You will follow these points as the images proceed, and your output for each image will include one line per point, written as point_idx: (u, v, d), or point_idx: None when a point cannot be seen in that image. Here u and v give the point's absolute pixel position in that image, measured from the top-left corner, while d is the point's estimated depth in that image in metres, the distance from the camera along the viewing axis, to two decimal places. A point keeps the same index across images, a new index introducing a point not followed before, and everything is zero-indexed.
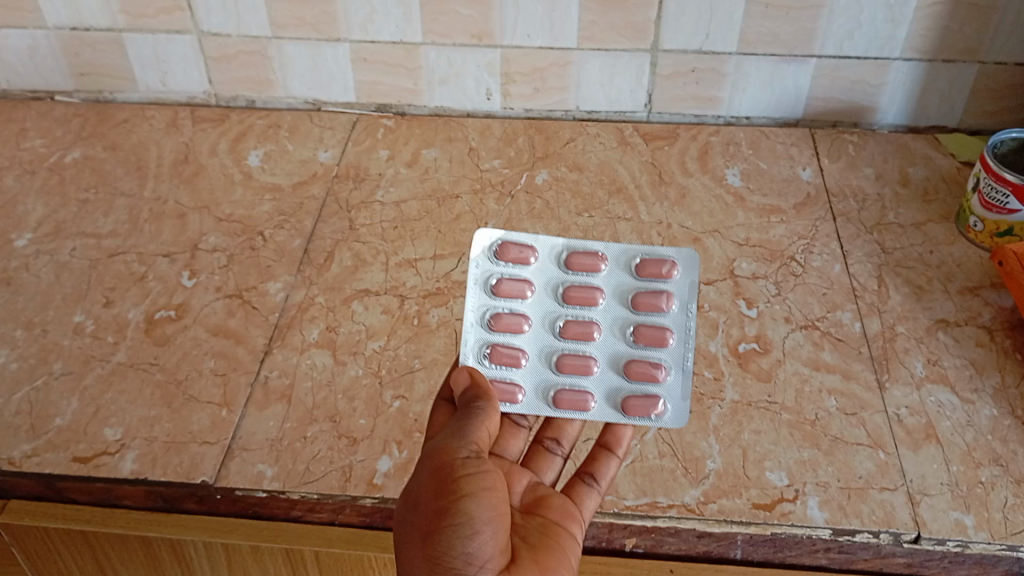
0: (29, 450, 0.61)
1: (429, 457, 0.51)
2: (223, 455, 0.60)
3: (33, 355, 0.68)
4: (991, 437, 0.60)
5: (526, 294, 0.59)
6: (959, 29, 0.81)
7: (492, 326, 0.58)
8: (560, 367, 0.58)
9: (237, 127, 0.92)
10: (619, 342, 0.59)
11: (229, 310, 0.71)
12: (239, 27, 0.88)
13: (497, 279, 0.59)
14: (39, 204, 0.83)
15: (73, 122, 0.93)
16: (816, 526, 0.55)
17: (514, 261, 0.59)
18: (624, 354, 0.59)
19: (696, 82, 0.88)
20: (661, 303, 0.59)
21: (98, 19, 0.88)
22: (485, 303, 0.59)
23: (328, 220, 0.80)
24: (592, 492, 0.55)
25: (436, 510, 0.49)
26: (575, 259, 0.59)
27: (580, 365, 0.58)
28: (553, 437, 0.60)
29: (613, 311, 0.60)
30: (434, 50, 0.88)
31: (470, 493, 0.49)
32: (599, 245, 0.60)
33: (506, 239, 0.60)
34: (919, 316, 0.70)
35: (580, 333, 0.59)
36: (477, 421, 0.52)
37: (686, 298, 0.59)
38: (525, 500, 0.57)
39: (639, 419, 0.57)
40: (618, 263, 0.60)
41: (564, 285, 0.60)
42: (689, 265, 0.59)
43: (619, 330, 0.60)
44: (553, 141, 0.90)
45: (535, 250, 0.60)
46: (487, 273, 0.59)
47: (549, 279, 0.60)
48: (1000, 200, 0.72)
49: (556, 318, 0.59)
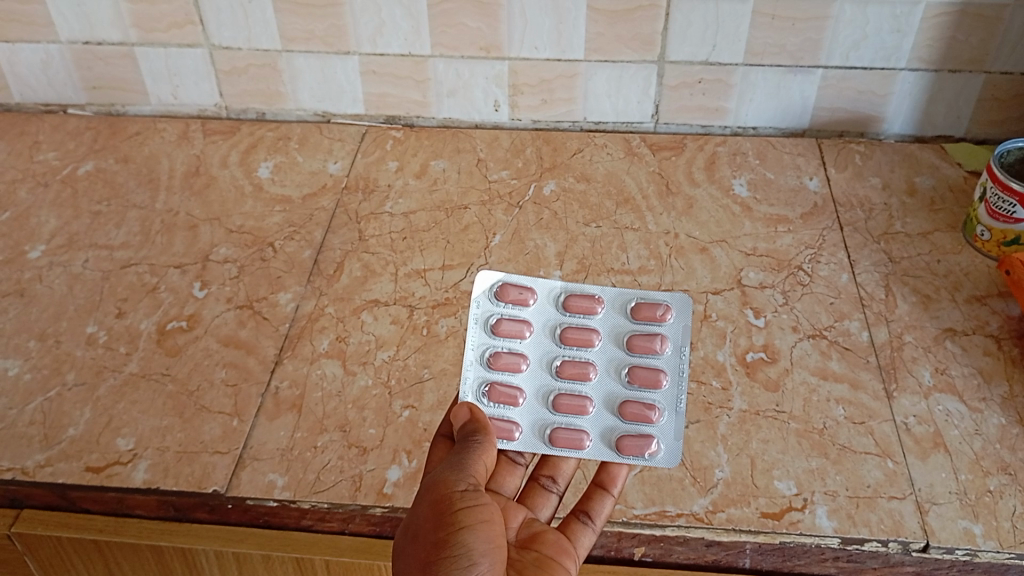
0: (42, 460, 0.61)
1: (428, 490, 0.51)
2: (234, 464, 0.61)
3: (46, 366, 0.68)
4: (1000, 446, 0.60)
5: (524, 333, 0.59)
6: (965, 40, 0.82)
7: (491, 363, 0.59)
8: (556, 405, 0.58)
9: (247, 139, 0.93)
10: (615, 383, 0.60)
11: (240, 320, 0.72)
12: (250, 41, 0.89)
13: (496, 319, 0.60)
14: (52, 216, 0.84)
15: (86, 134, 0.94)
16: (824, 535, 0.55)
17: (513, 302, 0.60)
18: (619, 394, 0.59)
19: (702, 92, 0.88)
20: (655, 345, 0.59)
21: (111, 33, 0.89)
22: (484, 342, 0.60)
23: (337, 231, 0.81)
24: (587, 529, 0.55)
25: (436, 542, 0.49)
26: (572, 301, 0.60)
27: (576, 404, 0.58)
28: (549, 474, 0.59)
29: (609, 352, 0.60)
30: (442, 62, 0.89)
31: (469, 525, 0.49)
32: (596, 287, 0.61)
33: (507, 281, 0.61)
34: (927, 325, 0.70)
35: (576, 373, 0.59)
36: (475, 455, 0.52)
37: (680, 340, 0.60)
38: (521, 535, 0.56)
39: (633, 458, 0.57)
40: (614, 305, 0.61)
41: (561, 326, 0.60)
42: (683, 309, 0.60)
43: (614, 371, 0.60)
44: (561, 152, 0.90)
45: (534, 292, 0.61)
46: (488, 313, 0.60)
47: (547, 320, 0.61)
48: (1007, 209, 0.72)
49: (552, 358, 0.60)
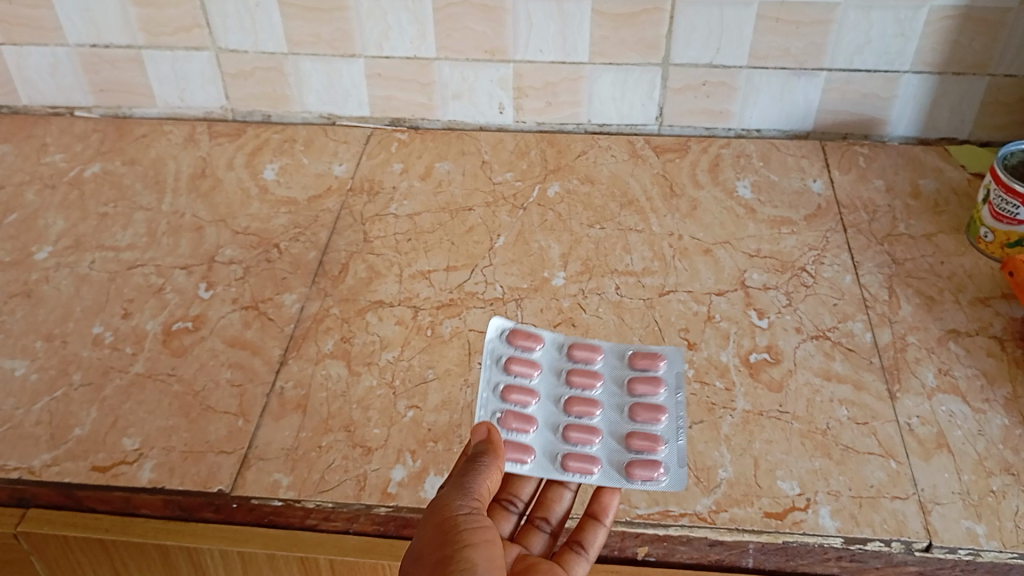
0: (49, 459, 0.62)
1: (432, 511, 0.51)
2: (240, 464, 0.61)
3: (53, 366, 0.69)
4: (1003, 446, 0.60)
5: (533, 370, 0.62)
6: (968, 43, 0.82)
7: (504, 393, 0.61)
8: (566, 433, 0.59)
9: (253, 142, 0.94)
10: (620, 420, 0.61)
11: (246, 321, 0.73)
12: (257, 45, 0.90)
13: (507, 358, 0.63)
14: (59, 218, 0.84)
15: (93, 137, 0.95)
16: (827, 535, 0.55)
17: (522, 345, 0.63)
18: (624, 429, 0.60)
19: (706, 95, 0.89)
20: (657, 385, 0.62)
21: (118, 36, 0.90)
22: (495, 377, 0.62)
23: (342, 233, 0.82)
24: (581, 559, 0.55)
25: (440, 559, 0.49)
26: (575, 347, 0.64)
27: (586, 433, 0.59)
28: (542, 514, 0.59)
29: (612, 393, 0.62)
30: (447, 65, 0.89)
31: (472, 544, 0.50)
32: (597, 340, 0.65)
33: (516, 328, 0.65)
34: (931, 327, 0.70)
35: (583, 408, 0.61)
36: (480, 475, 0.52)
37: (675, 385, 0.63)
38: (514, 567, 0.56)
39: (641, 482, 0.57)
40: (614, 355, 0.64)
41: (567, 368, 0.63)
42: (675, 359, 0.64)
43: (619, 409, 0.61)
44: (565, 154, 0.91)
45: (541, 339, 0.64)
46: (499, 353, 0.63)
47: (553, 364, 0.63)
48: (1010, 211, 0.72)
49: (559, 395, 0.62)
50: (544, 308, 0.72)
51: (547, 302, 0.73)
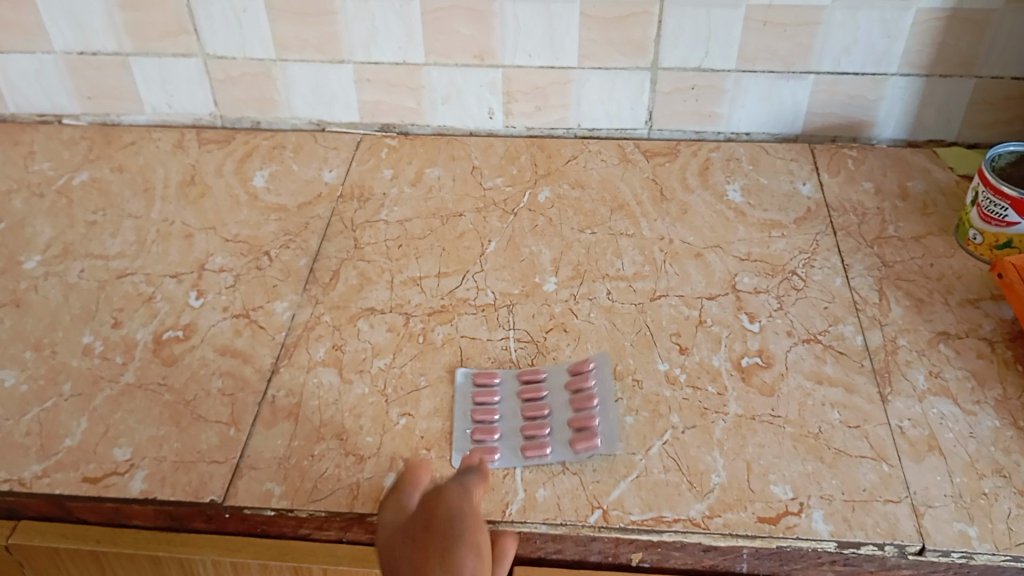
0: (39, 470, 0.61)
1: (432, 497, 0.53)
2: (232, 473, 0.61)
3: (42, 376, 0.68)
4: (994, 448, 0.61)
5: (493, 397, 0.65)
6: (954, 45, 0.82)
7: (468, 419, 0.64)
8: (521, 449, 0.61)
9: (242, 148, 0.94)
10: (565, 413, 0.64)
11: (236, 329, 0.72)
12: (245, 50, 0.89)
13: (470, 393, 0.66)
14: (47, 226, 0.84)
15: (81, 144, 0.94)
16: (821, 539, 0.55)
17: (483, 380, 0.66)
18: (568, 439, 0.62)
19: (695, 99, 0.89)
20: (592, 398, 0.64)
21: (106, 42, 0.90)
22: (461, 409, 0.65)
23: (333, 239, 0.81)
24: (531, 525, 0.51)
25: (443, 531, 0.51)
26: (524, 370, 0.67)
27: (537, 448, 0.61)
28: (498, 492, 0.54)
29: (558, 395, 0.65)
30: (437, 70, 0.89)
31: (474, 522, 0.51)
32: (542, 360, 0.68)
33: (476, 369, 0.68)
34: (921, 329, 0.70)
35: (533, 412, 0.64)
36: (477, 473, 0.55)
37: (604, 374, 0.66)
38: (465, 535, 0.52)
39: (584, 453, 0.60)
40: (557, 365, 0.67)
41: (519, 389, 0.66)
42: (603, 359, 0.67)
43: (565, 423, 0.63)
44: (555, 159, 0.91)
45: (498, 371, 0.67)
46: (463, 391, 0.66)
47: (508, 387, 0.66)
48: (998, 212, 0.72)
49: (516, 416, 0.64)
50: (536, 314, 0.72)
51: (539, 308, 0.73)
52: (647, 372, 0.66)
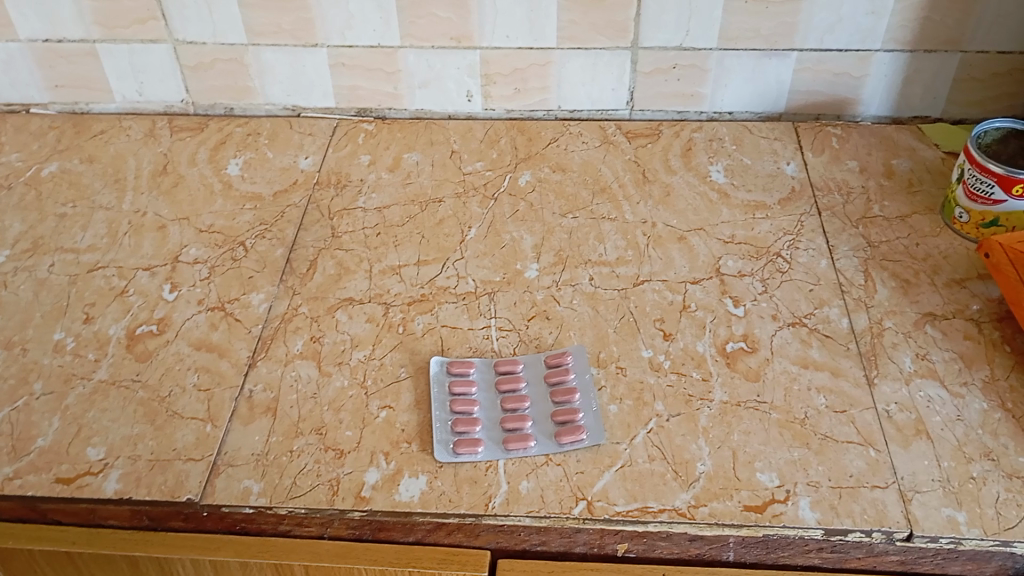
0: (10, 472, 0.60)
1: None
2: (209, 471, 0.59)
3: (12, 375, 0.67)
4: (981, 431, 0.60)
5: (471, 387, 0.64)
6: (939, 20, 0.81)
7: (448, 410, 0.62)
8: (503, 442, 0.60)
9: (216, 136, 0.91)
10: (546, 405, 0.63)
11: (212, 323, 0.70)
12: (215, 36, 0.87)
13: (446, 385, 0.64)
14: (16, 219, 0.81)
15: (49, 134, 0.92)
16: (808, 527, 0.55)
17: (458, 370, 0.65)
18: (551, 431, 0.61)
19: (677, 78, 0.87)
20: (573, 391, 0.63)
21: (71, 29, 0.87)
22: (439, 401, 0.63)
23: (309, 229, 0.79)
24: None
25: None
26: (500, 360, 0.65)
27: (521, 441, 0.60)
28: None
29: (535, 387, 0.64)
30: (413, 53, 0.87)
31: None
32: (519, 351, 0.67)
33: (453, 359, 0.66)
34: (908, 310, 0.69)
35: (514, 403, 0.62)
36: None
37: (584, 366, 0.65)
38: None
39: (569, 445, 0.59)
40: (533, 355, 0.66)
41: (497, 379, 0.64)
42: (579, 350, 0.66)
43: (547, 414, 0.62)
44: (536, 142, 0.89)
45: (474, 362, 0.66)
46: (439, 382, 0.64)
47: (485, 378, 0.65)
48: (985, 190, 0.72)
49: (496, 407, 0.63)
50: (518, 302, 0.71)
51: (520, 296, 0.72)
52: (632, 360, 0.65)
